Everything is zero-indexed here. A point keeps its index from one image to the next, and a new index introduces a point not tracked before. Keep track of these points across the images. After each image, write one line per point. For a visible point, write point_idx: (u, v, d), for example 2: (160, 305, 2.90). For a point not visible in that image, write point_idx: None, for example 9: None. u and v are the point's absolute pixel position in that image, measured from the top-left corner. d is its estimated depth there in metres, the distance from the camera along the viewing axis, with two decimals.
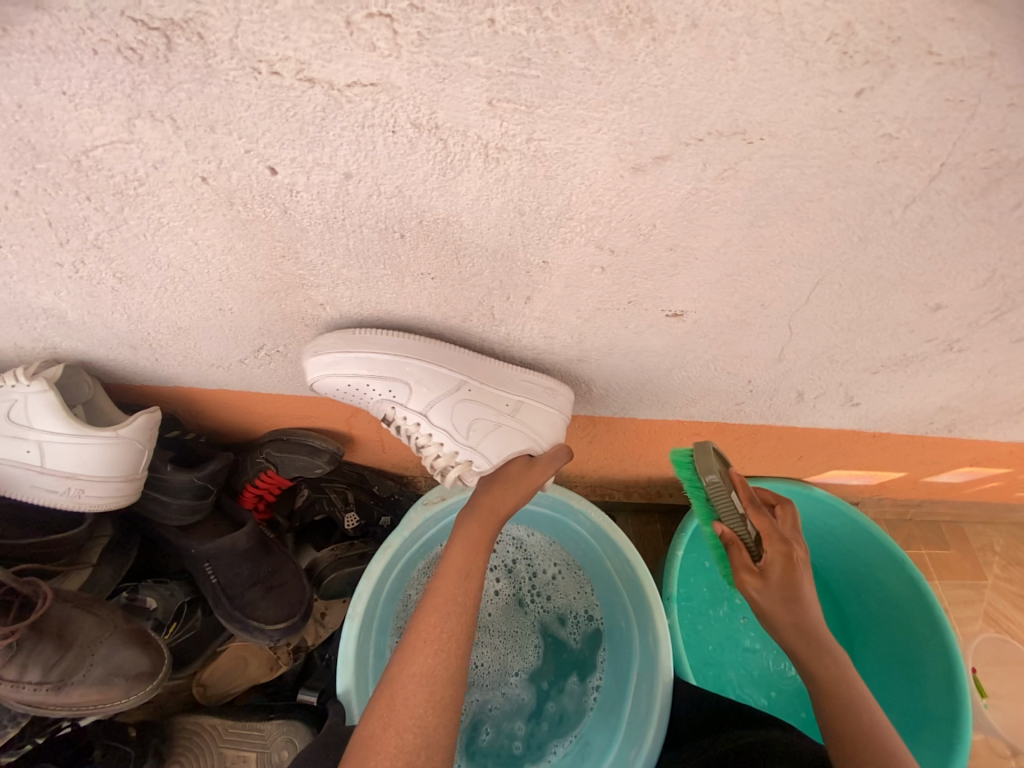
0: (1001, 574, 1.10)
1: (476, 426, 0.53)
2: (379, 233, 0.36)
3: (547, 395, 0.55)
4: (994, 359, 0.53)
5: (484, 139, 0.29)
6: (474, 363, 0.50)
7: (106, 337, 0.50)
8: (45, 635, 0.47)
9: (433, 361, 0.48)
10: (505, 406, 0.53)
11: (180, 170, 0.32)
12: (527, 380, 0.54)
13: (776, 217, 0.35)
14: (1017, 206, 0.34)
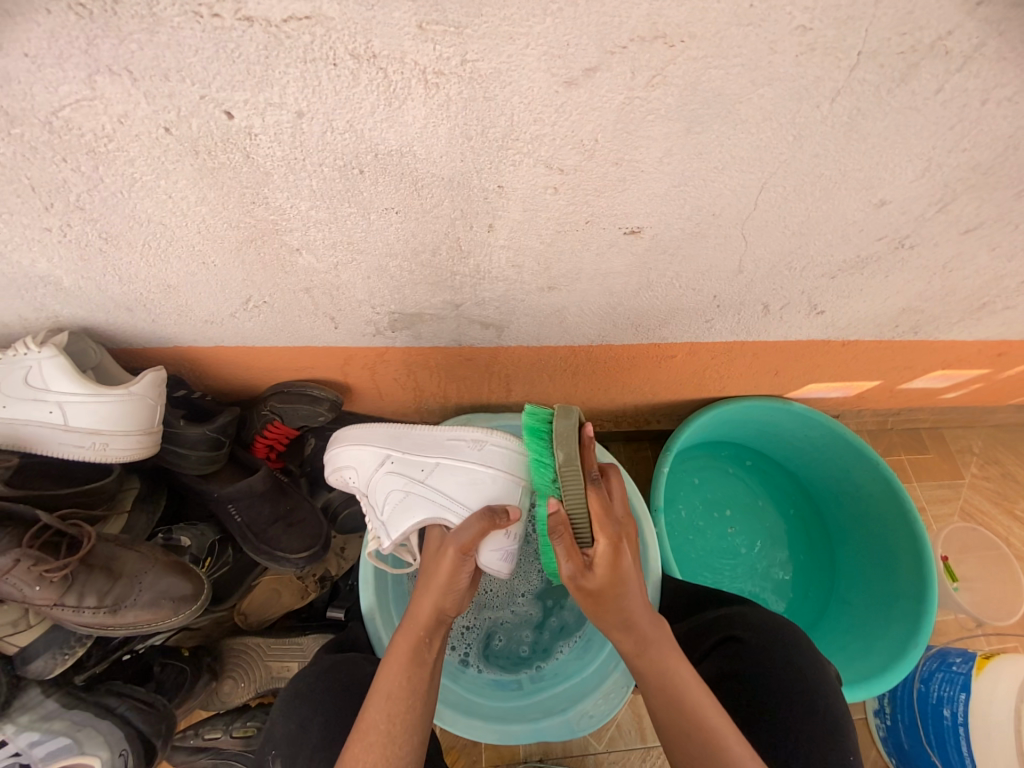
0: (978, 472, 1.16)
1: (394, 507, 0.63)
2: (339, 171, 0.39)
3: (472, 449, 0.62)
4: (947, 253, 0.55)
5: (421, 65, 0.31)
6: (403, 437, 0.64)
7: (103, 301, 0.53)
8: (95, 567, 0.53)
9: (372, 442, 0.64)
10: (416, 476, 0.62)
11: (144, 122, 0.34)
12: (451, 441, 0.63)
13: (710, 122, 0.37)
14: (939, 91, 0.36)
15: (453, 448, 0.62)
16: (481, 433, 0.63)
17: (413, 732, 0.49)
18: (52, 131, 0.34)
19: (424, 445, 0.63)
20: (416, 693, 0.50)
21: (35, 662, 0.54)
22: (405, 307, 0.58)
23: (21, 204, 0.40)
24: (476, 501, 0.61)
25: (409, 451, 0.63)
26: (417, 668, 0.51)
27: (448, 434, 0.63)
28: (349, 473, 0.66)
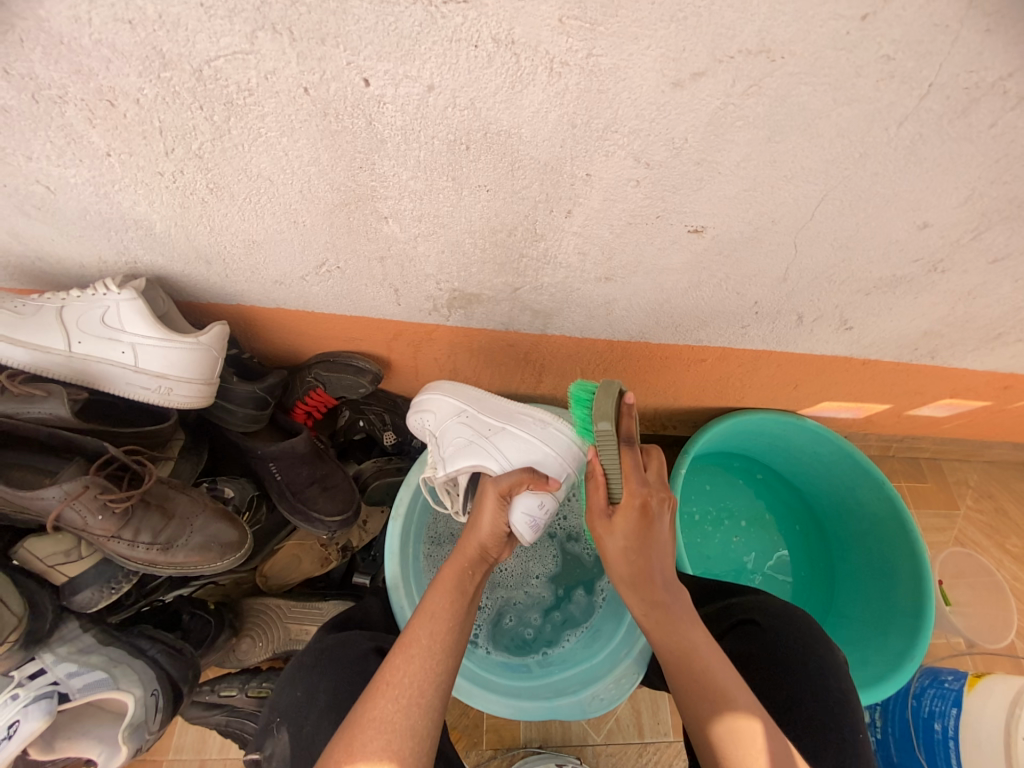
0: (972, 503, 1.21)
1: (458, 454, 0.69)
2: (448, 145, 0.42)
3: (536, 425, 0.69)
4: (974, 280, 0.60)
5: (551, 55, 0.35)
6: (481, 399, 0.72)
7: (185, 251, 0.56)
8: (151, 504, 0.56)
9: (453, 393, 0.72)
10: (485, 433, 0.69)
11: (287, 81, 0.37)
12: (522, 417, 0.71)
13: (789, 133, 0.41)
14: (993, 124, 0.40)
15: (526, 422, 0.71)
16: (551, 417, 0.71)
17: (450, 657, 0.53)
18: (200, 80, 0.37)
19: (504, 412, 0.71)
20: (455, 619, 0.56)
21: (83, 593, 0.57)
22: (467, 285, 0.61)
23: (144, 146, 0.43)
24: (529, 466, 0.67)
25: (483, 413, 0.70)
26: (457, 598, 0.58)
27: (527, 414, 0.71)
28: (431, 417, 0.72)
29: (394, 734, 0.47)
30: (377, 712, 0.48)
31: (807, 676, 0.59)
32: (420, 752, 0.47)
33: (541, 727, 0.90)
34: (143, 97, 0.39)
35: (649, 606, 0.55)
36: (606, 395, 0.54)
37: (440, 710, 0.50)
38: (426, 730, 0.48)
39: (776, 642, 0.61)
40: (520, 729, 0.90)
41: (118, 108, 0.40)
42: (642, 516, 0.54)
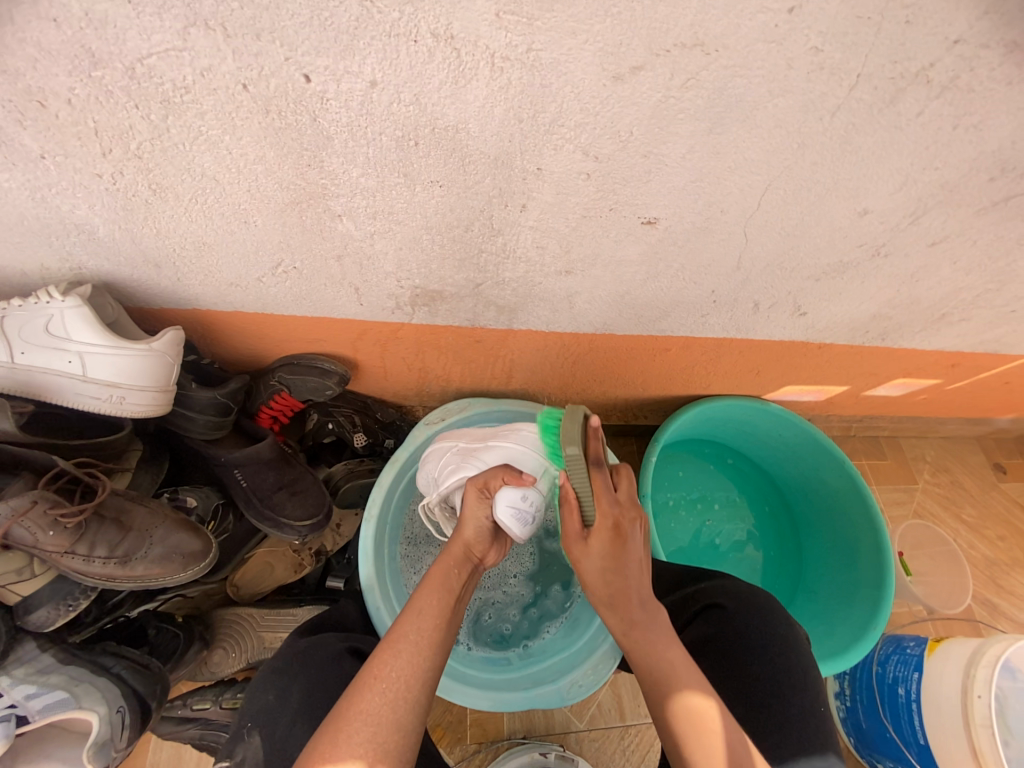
0: (929, 478, 1.27)
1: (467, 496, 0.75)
2: (396, 141, 0.42)
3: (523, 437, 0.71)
4: (915, 264, 0.63)
5: (492, 49, 0.35)
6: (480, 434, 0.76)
7: (132, 255, 0.54)
8: (106, 517, 0.54)
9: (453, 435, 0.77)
10: (476, 450, 0.72)
11: (225, 77, 0.36)
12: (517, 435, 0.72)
13: (730, 125, 0.42)
14: (919, 114, 0.42)
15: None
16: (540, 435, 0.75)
17: (437, 653, 0.53)
18: (133, 78, 0.36)
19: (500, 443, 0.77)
20: (443, 615, 0.55)
21: (39, 612, 0.55)
22: (429, 282, 0.61)
23: (79, 147, 0.42)
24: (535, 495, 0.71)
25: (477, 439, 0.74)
26: (445, 594, 0.56)
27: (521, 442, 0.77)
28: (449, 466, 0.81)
29: (378, 730, 0.46)
30: (362, 709, 0.47)
31: (772, 656, 0.60)
32: (400, 752, 0.46)
33: (524, 718, 0.91)
34: (73, 95, 0.37)
35: (627, 626, 0.54)
36: (572, 418, 0.58)
37: (424, 707, 0.50)
38: (409, 730, 0.48)
39: (740, 625, 0.63)
40: (503, 722, 0.91)
41: (47, 108, 0.38)
42: (614, 538, 0.55)
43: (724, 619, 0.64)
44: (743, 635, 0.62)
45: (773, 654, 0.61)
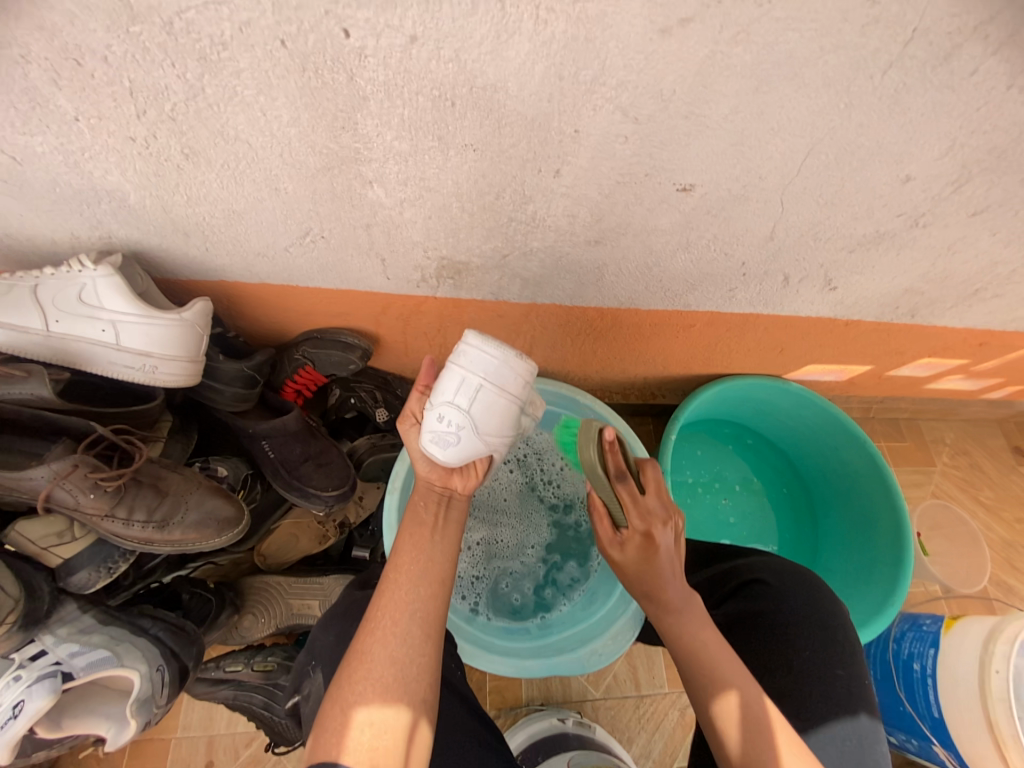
0: (948, 460, 1.26)
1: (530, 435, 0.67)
2: (433, 101, 0.41)
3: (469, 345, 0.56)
4: (954, 235, 0.61)
5: (537, 0, 0.34)
6: None
7: (161, 223, 0.54)
8: (144, 483, 0.55)
9: None
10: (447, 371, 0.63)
11: (262, 33, 0.35)
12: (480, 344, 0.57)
13: (777, 84, 0.41)
14: (976, 71, 0.40)
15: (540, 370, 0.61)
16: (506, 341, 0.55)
17: (424, 588, 0.53)
18: (170, 33, 0.35)
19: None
20: (417, 547, 0.55)
21: (79, 574, 0.57)
22: (456, 253, 0.61)
23: (113, 108, 0.41)
24: (513, 430, 0.56)
25: None
26: (417, 529, 0.57)
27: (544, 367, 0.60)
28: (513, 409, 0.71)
29: (375, 666, 0.48)
30: (362, 651, 0.50)
31: (816, 633, 0.61)
32: (405, 680, 0.49)
33: (542, 686, 0.94)
34: (109, 53, 0.37)
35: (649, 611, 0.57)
36: (587, 439, 0.59)
37: (425, 638, 0.51)
38: (407, 654, 0.49)
39: (783, 603, 0.63)
40: (522, 689, 0.93)
41: (83, 66, 0.38)
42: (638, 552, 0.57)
43: (771, 605, 0.64)
44: (787, 625, 0.62)
45: (828, 655, 0.60)
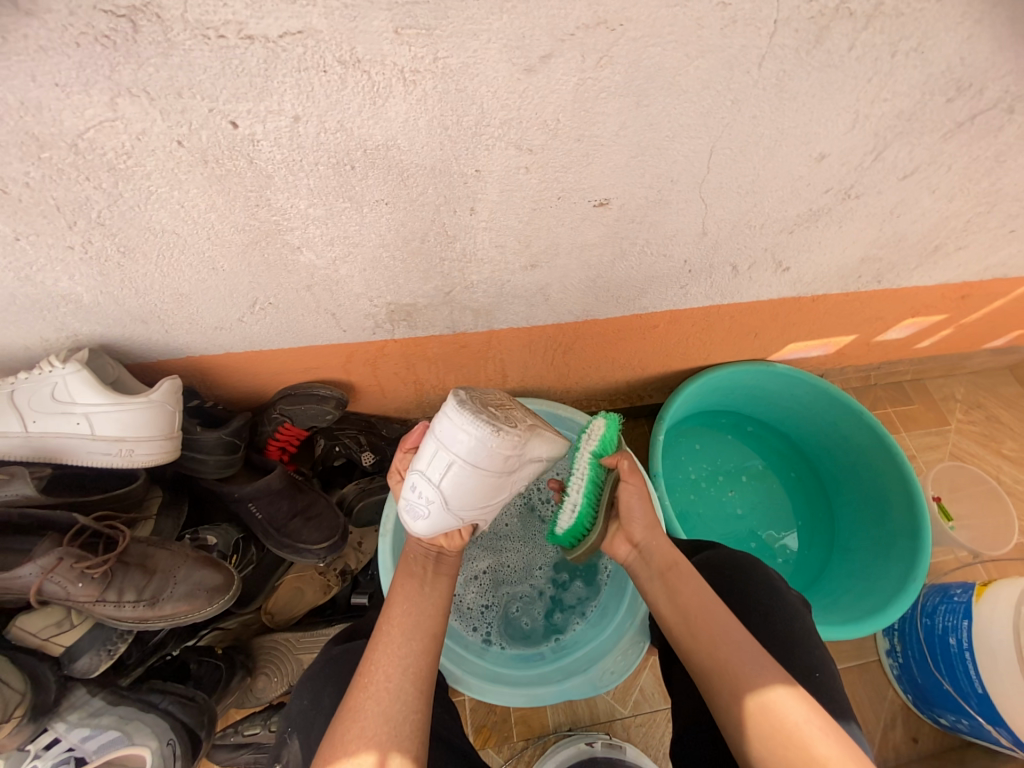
0: (963, 417, 1.21)
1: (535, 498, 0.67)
2: (333, 168, 0.43)
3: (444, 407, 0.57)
4: (892, 199, 0.61)
5: (399, 66, 0.36)
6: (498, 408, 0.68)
7: (119, 316, 0.57)
8: (131, 564, 0.58)
9: None
10: None
11: (159, 138, 0.38)
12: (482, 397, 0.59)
13: (656, 95, 0.42)
14: (852, 48, 0.41)
15: (528, 425, 0.57)
16: (487, 410, 0.54)
17: (413, 639, 0.54)
18: (79, 153, 0.39)
19: (504, 407, 0.58)
20: (411, 597, 0.57)
21: (82, 659, 0.59)
22: (400, 297, 0.62)
23: (46, 224, 0.44)
24: (487, 502, 0.56)
25: None
26: (408, 580, 0.59)
27: (529, 427, 0.57)
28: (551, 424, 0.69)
29: (369, 724, 0.48)
30: (354, 709, 0.49)
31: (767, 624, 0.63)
32: (397, 738, 0.48)
33: (568, 710, 0.91)
34: (29, 178, 0.40)
35: (656, 575, 0.63)
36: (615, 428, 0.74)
37: (417, 694, 0.51)
38: (402, 704, 0.49)
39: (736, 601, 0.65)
40: (548, 717, 0.91)
41: (10, 194, 0.41)
42: (635, 551, 0.66)
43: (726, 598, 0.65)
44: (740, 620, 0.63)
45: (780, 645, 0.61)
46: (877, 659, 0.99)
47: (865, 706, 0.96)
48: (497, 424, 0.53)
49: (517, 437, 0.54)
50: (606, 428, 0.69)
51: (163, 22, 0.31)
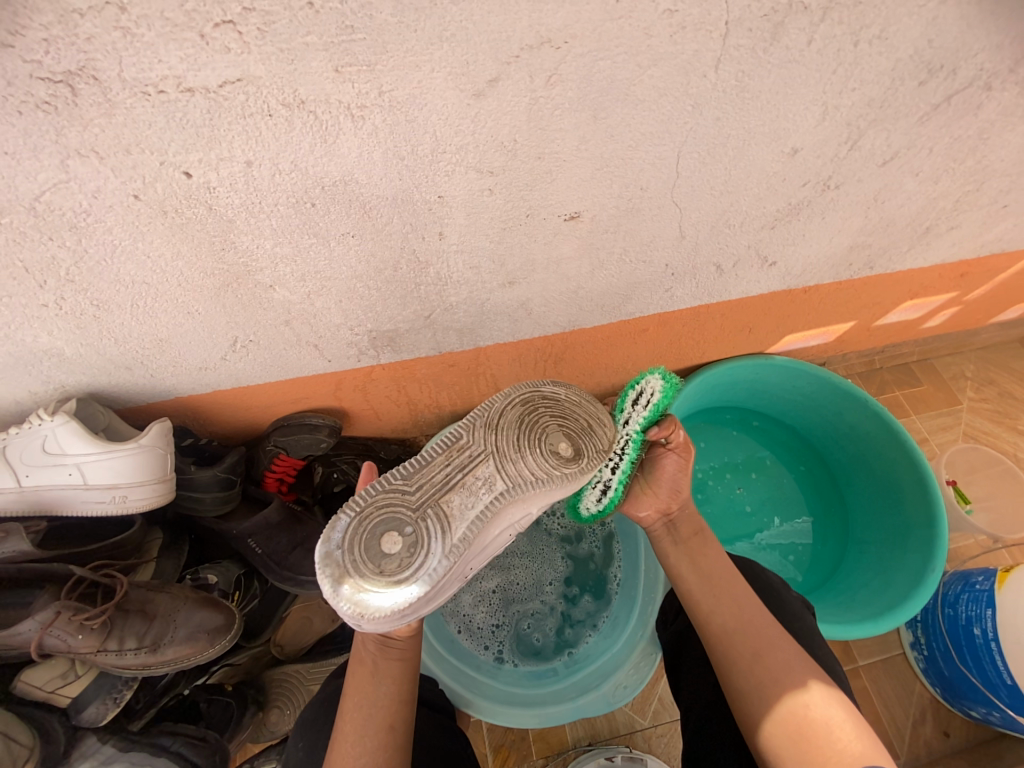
0: (975, 396, 1.18)
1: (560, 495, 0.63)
2: (294, 207, 0.43)
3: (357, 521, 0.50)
4: (875, 185, 0.59)
5: (345, 103, 0.35)
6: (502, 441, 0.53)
7: (102, 365, 0.57)
8: (131, 611, 0.61)
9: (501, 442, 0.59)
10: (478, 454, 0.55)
11: (115, 193, 0.38)
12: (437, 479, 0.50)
13: (612, 107, 0.41)
14: (811, 41, 0.40)
15: (442, 553, 0.49)
16: (363, 572, 0.48)
17: (377, 718, 0.54)
18: (38, 215, 0.39)
19: (413, 528, 0.49)
20: (359, 692, 0.55)
21: (89, 709, 0.62)
22: (381, 324, 0.62)
23: (17, 286, 0.45)
24: (403, 633, 0.54)
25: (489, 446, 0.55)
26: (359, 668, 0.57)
27: (436, 567, 0.49)
28: (557, 450, 0.54)
29: None
30: None
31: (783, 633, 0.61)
32: None
33: (587, 724, 0.90)
34: None
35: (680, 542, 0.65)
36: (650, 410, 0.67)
37: None
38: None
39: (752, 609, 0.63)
40: (566, 732, 0.89)
41: None
42: (664, 519, 0.67)
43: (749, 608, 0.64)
44: None
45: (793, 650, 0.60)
46: (903, 653, 0.96)
47: (893, 703, 0.93)
48: (362, 598, 0.48)
49: (402, 602, 0.48)
50: (663, 388, 0.62)
51: (102, 84, 0.31)
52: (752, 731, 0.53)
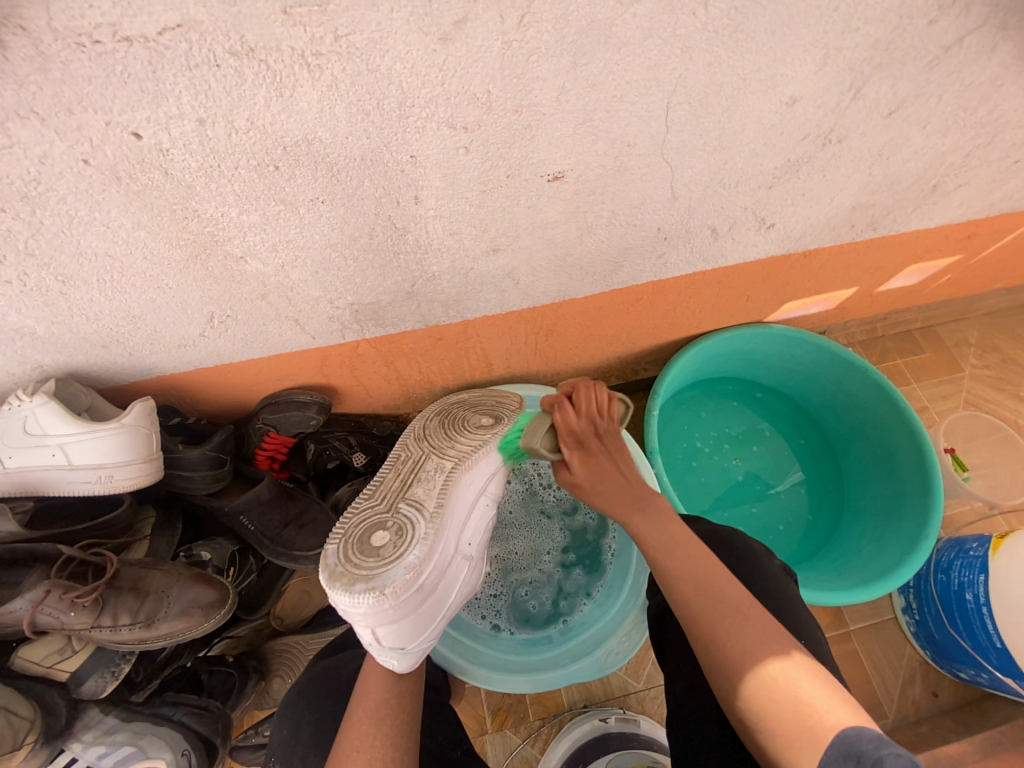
0: (978, 361, 1.15)
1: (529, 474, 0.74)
2: (256, 171, 0.41)
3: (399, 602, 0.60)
4: (880, 138, 0.55)
5: (299, 49, 0.33)
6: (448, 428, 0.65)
7: (77, 343, 0.56)
8: (123, 588, 0.62)
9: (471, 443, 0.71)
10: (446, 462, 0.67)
11: (63, 158, 0.36)
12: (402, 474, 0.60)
13: (593, 52, 0.38)
14: None
15: (427, 521, 0.56)
16: (361, 565, 0.52)
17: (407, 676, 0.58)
18: None
19: (392, 520, 0.55)
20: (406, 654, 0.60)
21: (89, 681, 0.64)
22: (362, 296, 0.60)
23: None
24: (432, 599, 0.58)
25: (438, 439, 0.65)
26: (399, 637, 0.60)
27: (423, 532, 0.55)
28: (480, 422, 0.66)
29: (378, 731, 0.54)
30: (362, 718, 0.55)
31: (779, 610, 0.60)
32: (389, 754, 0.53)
33: (581, 688, 0.92)
34: None
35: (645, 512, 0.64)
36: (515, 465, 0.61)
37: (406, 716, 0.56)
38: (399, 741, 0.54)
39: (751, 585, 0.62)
40: (562, 695, 0.92)
41: None
42: None
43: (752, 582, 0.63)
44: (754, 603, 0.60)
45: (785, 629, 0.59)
46: (894, 617, 0.97)
47: (883, 665, 0.95)
48: (380, 584, 0.51)
49: (406, 571, 0.52)
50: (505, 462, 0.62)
51: (31, 35, 0.29)
52: (728, 689, 0.49)
